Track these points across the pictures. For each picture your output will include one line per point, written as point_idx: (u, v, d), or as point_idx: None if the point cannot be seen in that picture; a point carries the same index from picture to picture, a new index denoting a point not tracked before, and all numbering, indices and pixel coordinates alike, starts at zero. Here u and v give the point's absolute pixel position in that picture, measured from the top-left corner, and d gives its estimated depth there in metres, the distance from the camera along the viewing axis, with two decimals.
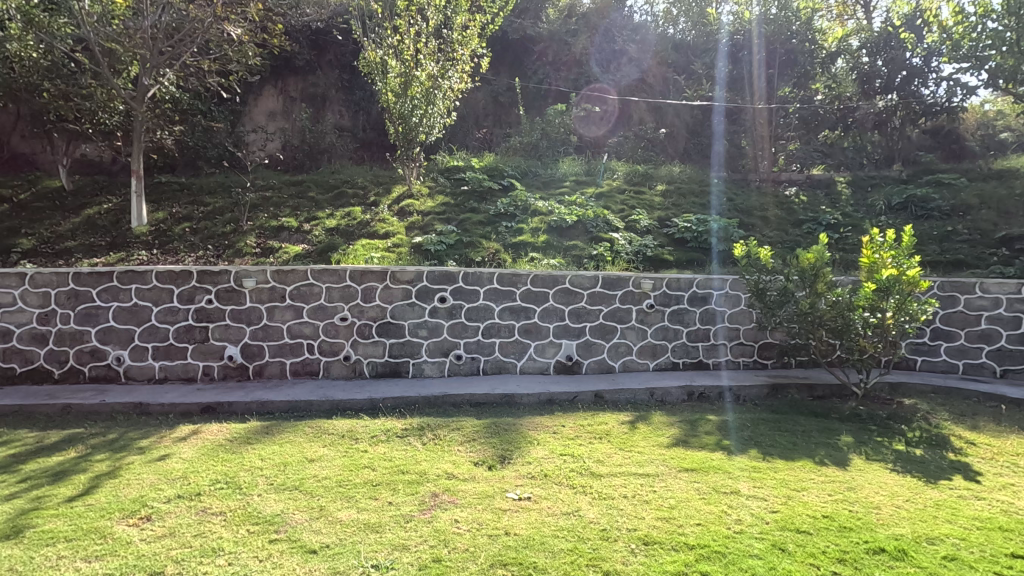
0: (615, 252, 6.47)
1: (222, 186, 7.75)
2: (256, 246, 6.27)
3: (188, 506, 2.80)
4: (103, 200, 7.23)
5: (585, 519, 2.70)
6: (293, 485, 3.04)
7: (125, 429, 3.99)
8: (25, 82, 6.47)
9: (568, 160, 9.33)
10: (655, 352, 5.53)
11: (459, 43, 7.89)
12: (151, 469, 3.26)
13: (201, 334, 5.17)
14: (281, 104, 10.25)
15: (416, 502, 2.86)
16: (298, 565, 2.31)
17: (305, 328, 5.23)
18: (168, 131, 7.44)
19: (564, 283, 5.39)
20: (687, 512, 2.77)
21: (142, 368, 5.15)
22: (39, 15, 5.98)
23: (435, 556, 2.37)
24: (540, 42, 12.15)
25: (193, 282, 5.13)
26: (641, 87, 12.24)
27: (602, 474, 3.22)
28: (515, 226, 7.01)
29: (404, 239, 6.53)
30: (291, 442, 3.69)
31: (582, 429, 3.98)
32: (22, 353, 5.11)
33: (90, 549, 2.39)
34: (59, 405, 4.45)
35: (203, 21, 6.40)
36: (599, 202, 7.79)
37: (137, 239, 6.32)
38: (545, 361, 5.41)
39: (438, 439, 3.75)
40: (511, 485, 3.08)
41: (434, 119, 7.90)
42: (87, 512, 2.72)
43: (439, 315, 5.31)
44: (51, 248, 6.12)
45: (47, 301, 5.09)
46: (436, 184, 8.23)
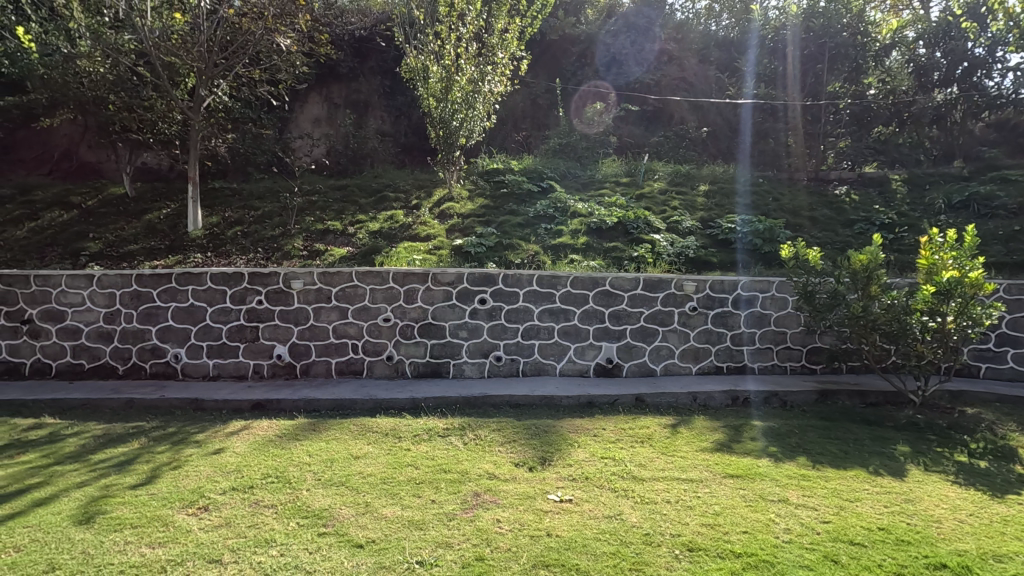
0: (656, 253, 6.40)
1: (271, 191, 8.04)
2: (303, 249, 6.49)
3: (242, 498, 2.92)
4: (162, 206, 7.62)
5: (628, 523, 2.68)
6: (340, 480, 3.14)
7: (182, 423, 4.19)
8: (93, 95, 6.89)
9: (607, 161, 9.28)
10: (697, 356, 5.43)
11: (498, 47, 7.96)
12: (207, 462, 3.41)
13: (251, 334, 5.38)
14: (326, 111, 10.54)
15: (458, 501, 2.90)
16: (346, 558, 2.38)
17: (350, 328, 5.37)
18: (221, 140, 7.78)
19: (604, 285, 5.36)
20: (733, 519, 2.71)
21: (198, 366, 5.40)
22: (105, 32, 6.36)
23: (478, 555, 2.39)
24: (579, 43, 12.14)
25: (245, 284, 5.35)
26: (682, 86, 12.04)
27: (645, 478, 3.19)
28: (554, 227, 7.02)
29: (445, 241, 6.64)
30: (336, 439, 3.80)
31: (623, 432, 3.95)
32: (90, 351, 5.43)
33: (154, 536, 2.53)
34: (123, 399, 4.71)
35: (255, 33, 6.67)
36: (640, 203, 7.73)
37: (192, 243, 6.63)
38: (585, 364, 5.37)
39: (479, 439, 3.79)
40: (552, 486, 3.09)
41: (474, 122, 7.99)
42: (151, 501, 2.88)
43: (479, 316, 5.36)
44: (115, 251, 6.48)
45: (112, 301, 5.40)
46: (476, 187, 8.30)
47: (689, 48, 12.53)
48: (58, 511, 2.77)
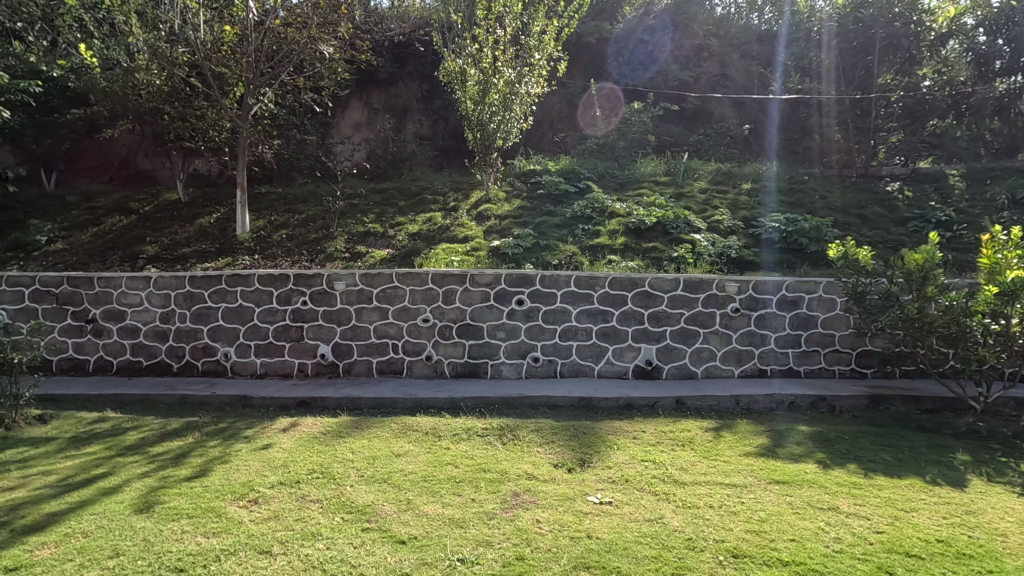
0: (697, 253, 6.29)
1: (315, 195, 8.28)
2: (345, 251, 6.66)
3: (289, 493, 3.02)
4: (213, 211, 7.95)
5: (669, 527, 2.64)
6: (382, 478, 3.20)
7: (233, 419, 4.37)
8: (150, 106, 7.25)
9: (645, 160, 9.17)
10: (740, 358, 5.30)
11: (535, 48, 7.98)
12: (256, 457, 3.54)
13: (296, 334, 5.55)
14: (366, 116, 10.77)
15: (498, 500, 2.92)
16: (389, 554, 2.43)
17: (390, 328, 5.48)
18: (268, 146, 8.06)
19: (643, 286, 5.29)
20: (781, 526, 2.64)
21: (246, 364, 5.61)
22: (161, 47, 6.70)
23: (518, 554, 2.40)
24: (617, 42, 12.07)
25: (290, 285, 5.53)
26: (722, 83, 11.80)
27: (687, 482, 3.13)
28: (592, 227, 6.98)
29: (483, 242, 6.70)
30: (378, 437, 3.88)
31: (663, 435, 3.89)
32: (147, 349, 5.71)
33: (209, 526, 2.65)
34: (178, 395, 4.93)
35: (300, 42, 6.86)
36: (679, 203, 7.62)
37: (241, 246, 6.89)
38: (624, 365, 5.32)
39: (518, 439, 3.81)
40: (591, 488, 3.07)
41: (511, 124, 8.02)
42: (205, 492, 3.01)
43: (517, 317, 5.38)
44: (169, 254, 6.79)
45: (167, 302, 5.67)
46: (513, 188, 8.33)
47: (730, 44, 12.29)
48: (121, 500, 2.92)
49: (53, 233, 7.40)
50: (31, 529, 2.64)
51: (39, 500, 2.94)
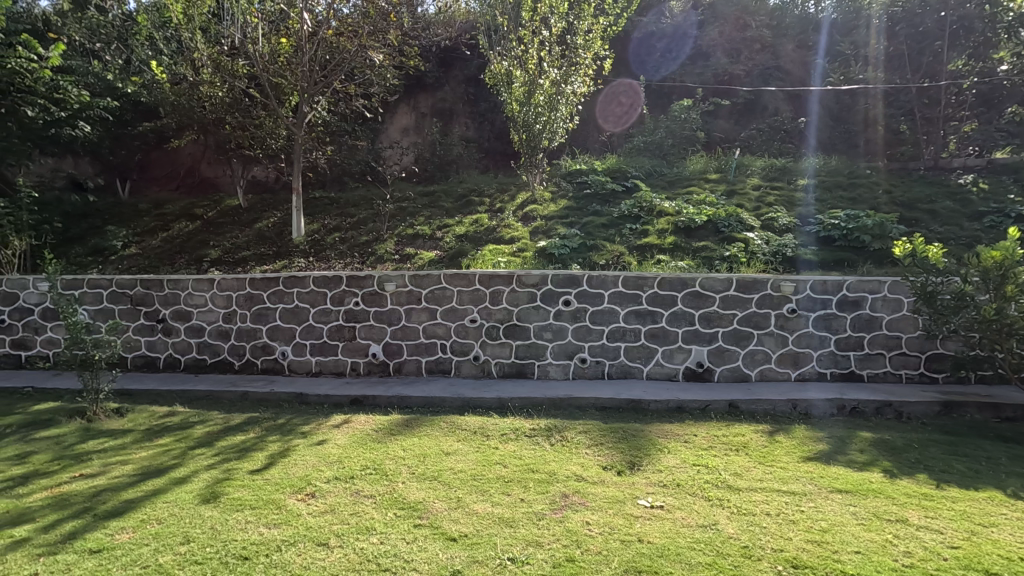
0: (750, 252, 6.09)
1: (365, 198, 8.52)
2: (395, 253, 6.81)
3: (344, 487, 3.12)
4: (270, 215, 8.29)
5: (724, 534, 2.57)
6: (433, 475, 3.26)
7: (291, 415, 4.54)
8: (213, 117, 7.64)
9: (695, 157, 8.96)
10: (797, 361, 5.09)
11: (582, 47, 7.93)
12: (313, 452, 3.68)
13: (349, 333, 5.73)
14: (413, 120, 11.00)
15: (547, 501, 2.92)
16: (441, 550, 2.47)
17: (439, 328, 5.57)
18: (321, 152, 8.35)
19: (694, 286, 5.17)
20: (845, 537, 2.52)
21: (302, 363, 5.83)
22: (223, 60, 7.07)
23: (569, 556, 2.40)
24: (664, 38, 11.94)
25: (343, 286, 5.71)
26: (776, 75, 11.38)
27: (741, 488, 3.04)
28: (640, 227, 6.88)
29: (529, 242, 6.72)
30: (429, 436, 3.95)
31: (715, 439, 3.79)
32: (211, 347, 6.02)
33: (270, 517, 2.76)
34: (239, 392, 5.18)
35: (351, 50, 7.07)
36: (731, 200, 7.40)
37: (296, 248, 7.16)
38: (674, 368, 5.20)
39: (566, 440, 3.79)
40: (642, 492, 3.02)
41: (557, 124, 8.02)
42: (266, 485, 3.15)
43: (564, 318, 5.36)
44: (231, 257, 7.14)
45: (229, 302, 5.96)
46: (559, 188, 8.31)
47: (783, 35, 11.94)
48: (190, 490, 3.10)
49: (126, 238, 7.91)
50: (111, 514, 2.82)
51: (117, 487, 3.15)
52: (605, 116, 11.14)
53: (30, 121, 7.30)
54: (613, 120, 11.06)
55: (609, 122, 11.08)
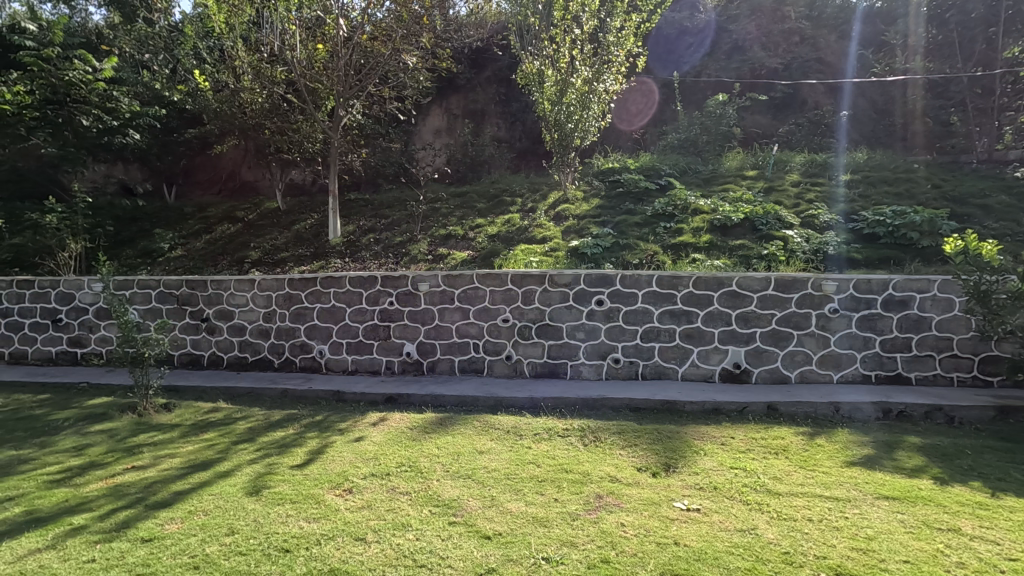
0: (789, 251, 5.92)
1: (399, 200, 8.64)
2: (428, 253, 6.89)
3: (380, 484, 3.18)
4: (307, 217, 8.50)
5: (764, 539, 2.51)
6: (467, 473, 3.29)
7: (328, 413, 4.65)
8: (253, 122, 7.88)
9: (732, 154, 8.78)
10: (840, 363, 4.92)
11: (614, 45, 7.86)
12: (350, 449, 3.76)
13: (384, 333, 5.82)
14: (446, 122, 11.09)
15: (581, 501, 2.91)
16: (476, 548, 2.49)
17: (471, 328, 5.61)
18: (356, 154, 8.51)
19: (730, 286, 5.07)
20: (892, 546, 2.43)
21: (339, 361, 5.95)
22: (263, 67, 7.32)
23: (603, 556, 2.39)
24: (698, 34, 11.86)
25: (378, 286, 5.81)
26: (816, 67, 10.97)
27: (781, 492, 2.96)
28: (674, 226, 6.77)
29: (562, 242, 6.69)
30: (462, 434, 3.98)
31: (754, 442, 3.70)
32: (252, 346, 6.21)
33: (309, 512, 2.84)
34: (279, 389, 5.32)
35: (385, 54, 7.20)
36: (769, 197, 7.23)
37: (333, 249, 7.32)
38: (710, 369, 5.10)
39: (600, 441, 3.76)
40: (677, 494, 2.98)
41: (589, 123, 7.98)
42: (306, 480, 3.23)
43: (597, 317, 5.33)
44: (271, 258, 7.35)
45: (269, 302, 6.14)
46: (591, 187, 8.25)
47: (824, 26, 11.56)
48: (235, 484, 3.21)
49: (173, 240, 8.24)
50: (161, 505, 2.95)
51: (167, 479, 3.29)
52: (638, 114, 11.11)
53: (86, 130, 7.70)
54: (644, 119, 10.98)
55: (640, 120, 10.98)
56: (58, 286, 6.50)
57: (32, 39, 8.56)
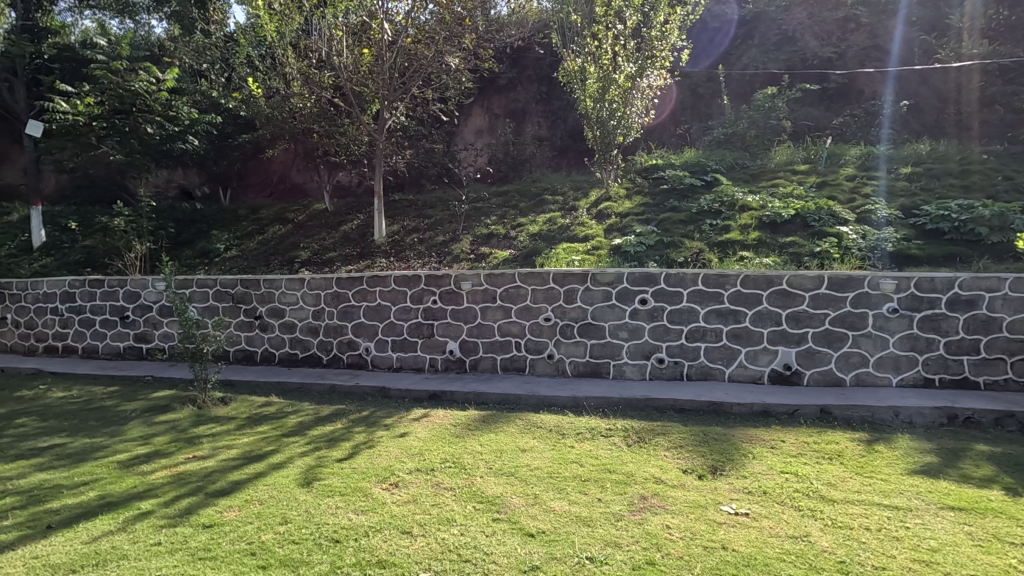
0: (844, 248, 5.68)
1: (442, 200, 8.76)
2: (470, 252, 6.96)
3: (425, 479, 3.24)
4: (354, 218, 8.73)
5: (817, 547, 2.42)
6: (510, 471, 3.31)
7: (374, 408, 4.77)
8: (302, 127, 8.14)
9: (781, 148, 8.49)
10: (900, 366, 4.68)
11: (658, 39, 7.71)
12: (396, 444, 3.84)
13: (428, 330, 5.92)
14: (487, 122, 11.18)
15: (625, 502, 2.88)
16: (519, 545, 2.50)
17: (513, 327, 5.63)
18: (400, 156, 8.68)
19: (780, 284, 4.90)
20: (958, 559, 2.30)
21: (384, 358, 6.09)
22: (312, 73, 7.55)
23: (648, 559, 2.35)
24: (745, 26, 11.53)
25: (422, 285, 5.92)
26: (874, 56, 10.42)
27: (836, 499, 2.85)
28: (721, 223, 6.61)
29: (604, 241, 6.62)
30: (505, 432, 4.01)
31: (806, 446, 3.57)
32: (302, 342, 6.43)
33: (358, 504, 2.92)
34: (328, 385, 5.49)
35: (428, 57, 7.31)
36: (821, 192, 6.96)
37: (378, 249, 7.49)
38: (758, 370, 4.96)
39: (644, 442, 3.72)
40: (725, 498, 2.91)
41: (632, 119, 7.88)
42: (354, 473, 3.33)
43: (640, 316, 5.27)
44: (319, 258, 7.59)
45: (318, 300, 6.34)
46: (635, 185, 8.13)
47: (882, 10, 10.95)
48: (287, 475, 3.33)
49: (228, 241, 8.62)
50: (221, 494, 3.10)
51: (225, 469, 3.45)
52: (682, 108, 10.88)
53: (150, 138, 8.15)
54: (689, 115, 10.75)
55: (685, 116, 10.76)
56: (125, 285, 6.91)
57: (101, 53, 9.14)
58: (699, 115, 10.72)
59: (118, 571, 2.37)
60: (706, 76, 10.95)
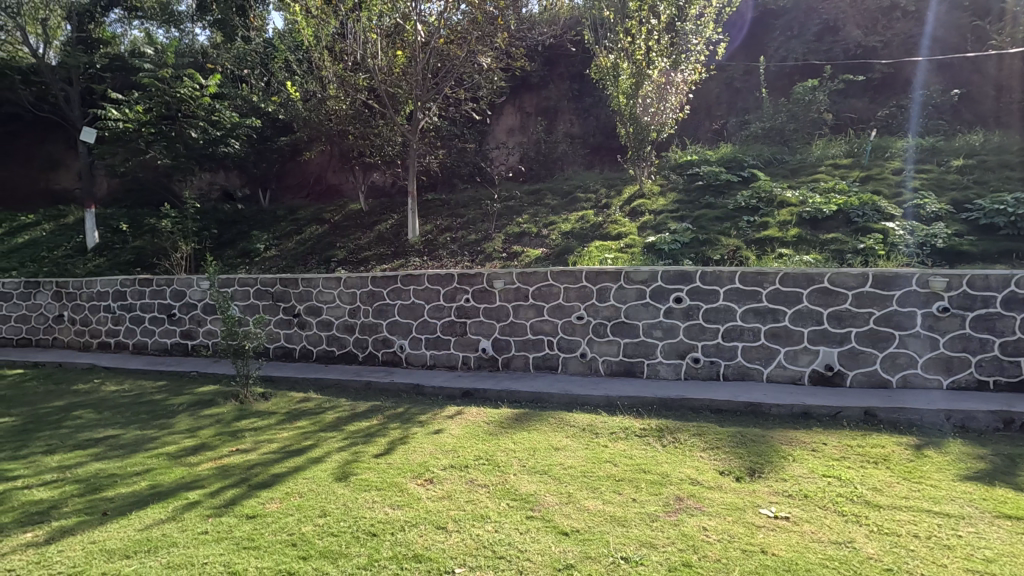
0: (890, 244, 5.47)
1: (474, 199, 8.82)
2: (503, 251, 6.99)
3: (459, 475, 3.27)
4: (388, 218, 8.87)
5: (862, 553, 2.35)
6: (543, 469, 3.31)
7: (409, 405, 4.84)
8: (338, 128, 8.31)
9: (822, 141, 8.24)
10: (951, 367, 4.48)
11: (692, 33, 7.80)
12: (431, 441, 3.89)
13: (461, 328, 5.97)
14: (519, 120, 11.20)
15: (660, 502, 2.85)
16: (553, 543, 2.51)
17: (546, 325, 5.63)
18: (433, 155, 8.77)
19: (822, 282, 4.76)
20: (1016, 570, 2.19)
21: (418, 356, 6.17)
22: (347, 76, 7.69)
23: (685, 560, 2.32)
24: (783, 16, 11.21)
25: (455, 284, 5.97)
26: (922, 43, 9.88)
27: (882, 505, 2.75)
28: (758, 219, 6.45)
29: (638, 238, 6.55)
30: (538, 430, 4.02)
31: (849, 450, 3.46)
32: (339, 340, 6.57)
33: (394, 499, 2.98)
34: (363, 381, 5.60)
35: (461, 57, 7.37)
36: (865, 186, 6.72)
37: (412, 248, 7.58)
38: (798, 370, 4.82)
39: (679, 443, 3.67)
40: (764, 501, 2.84)
41: (666, 115, 7.78)
42: (390, 469, 3.39)
43: (675, 315, 5.19)
44: (355, 257, 7.75)
45: (354, 299, 6.47)
46: (669, 182, 8.01)
47: None
48: (325, 469, 3.42)
49: (268, 241, 8.87)
50: (263, 485, 3.20)
51: (267, 462, 3.57)
52: (718, 103, 10.69)
53: (194, 142, 8.45)
54: (725, 109, 10.55)
55: (721, 110, 10.56)
56: (172, 284, 7.20)
57: (149, 62, 9.54)
58: (735, 109, 10.51)
59: (168, 557, 2.48)
60: (742, 69, 10.74)
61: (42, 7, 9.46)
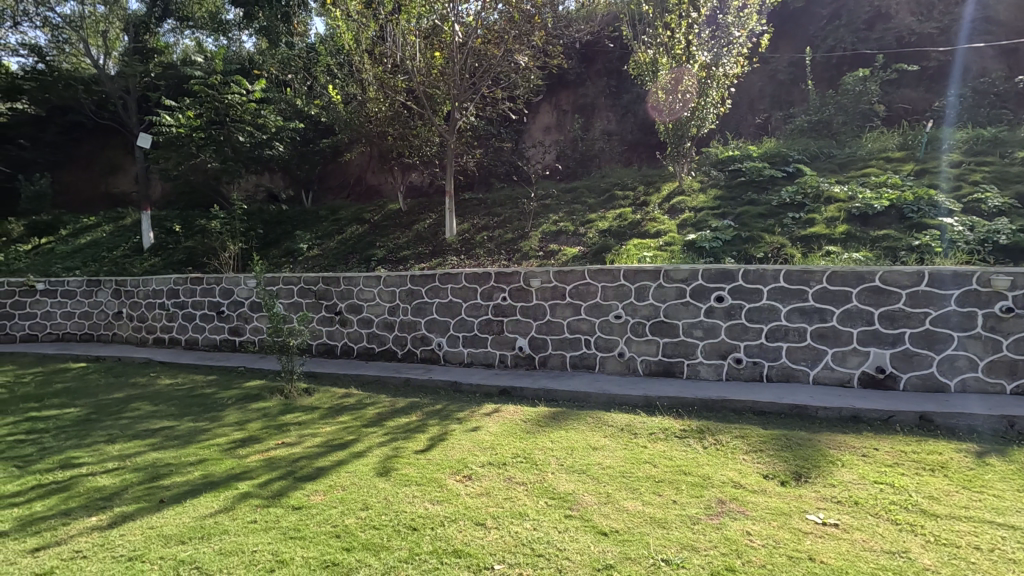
0: (948, 240, 5.20)
1: (510, 198, 8.85)
2: (539, 250, 6.98)
3: (497, 473, 3.29)
4: (426, 217, 9.00)
5: (918, 564, 2.24)
6: (581, 469, 3.30)
7: (446, 402, 4.90)
8: (378, 130, 8.46)
9: (873, 134, 7.91)
10: (1015, 370, 4.23)
11: (734, 25, 7.58)
12: (469, 438, 3.93)
13: (498, 327, 6.00)
14: (555, 118, 11.18)
15: (701, 505, 2.79)
16: (592, 543, 2.50)
17: (583, 324, 5.60)
18: (471, 155, 8.84)
19: (872, 281, 4.56)
20: None
21: (456, 353, 6.23)
22: (386, 78, 7.81)
23: (728, 565, 2.28)
24: (830, 4, 10.79)
25: (492, 282, 6.01)
26: (983, 28, 9.31)
27: (939, 514, 2.62)
28: (804, 216, 6.24)
29: (677, 236, 6.42)
30: (576, 429, 4.00)
31: (903, 456, 3.31)
32: (378, 337, 6.71)
33: (433, 494, 3.02)
34: (402, 378, 5.70)
35: (498, 56, 7.39)
36: (919, 180, 6.43)
37: (449, 247, 7.67)
38: (847, 372, 4.64)
39: (721, 444, 3.59)
40: (811, 506, 2.75)
41: (707, 110, 7.59)
42: (429, 465, 3.44)
43: (716, 315, 5.08)
44: (394, 256, 7.88)
45: (393, 297, 6.58)
46: (709, 178, 7.83)
47: None
48: (367, 463, 3.50)
49: (311, 241, 9.12)
50: (308, 478, 3.30)
51: (311, 456, 3.67)
52: (761, 97, 10.42)
53: (242, 146, 8.77)
54: (768, 103, 10.26)
55: (764, 104, 10.28)
56: (221, 282, 7.49)
57: (199, 70, 9.93)
58: (779, 102, 10.22)
59: (220, 544, 2.58)
60: (787, 61, 10.44)
61: (102, 20, 10.07)
